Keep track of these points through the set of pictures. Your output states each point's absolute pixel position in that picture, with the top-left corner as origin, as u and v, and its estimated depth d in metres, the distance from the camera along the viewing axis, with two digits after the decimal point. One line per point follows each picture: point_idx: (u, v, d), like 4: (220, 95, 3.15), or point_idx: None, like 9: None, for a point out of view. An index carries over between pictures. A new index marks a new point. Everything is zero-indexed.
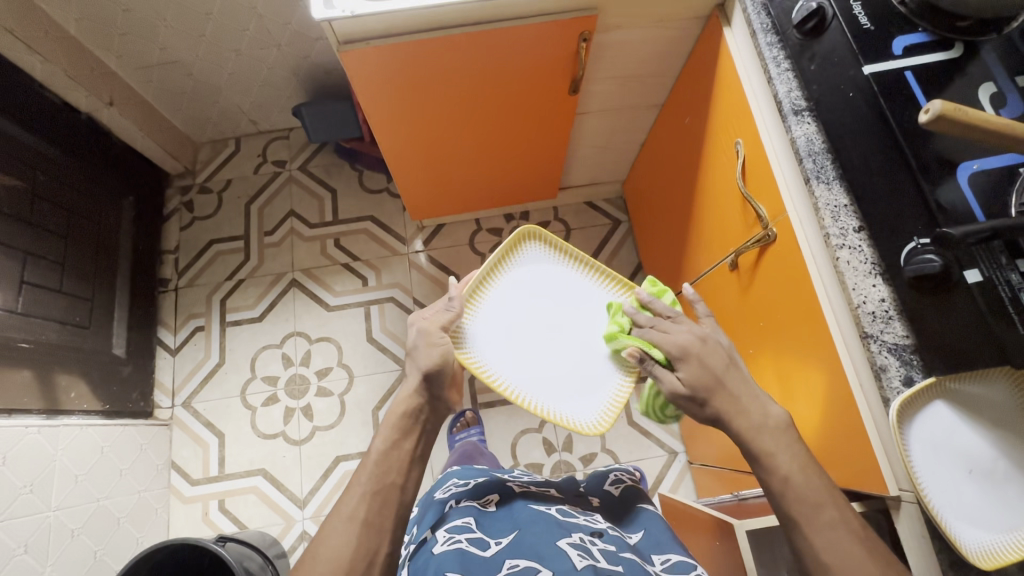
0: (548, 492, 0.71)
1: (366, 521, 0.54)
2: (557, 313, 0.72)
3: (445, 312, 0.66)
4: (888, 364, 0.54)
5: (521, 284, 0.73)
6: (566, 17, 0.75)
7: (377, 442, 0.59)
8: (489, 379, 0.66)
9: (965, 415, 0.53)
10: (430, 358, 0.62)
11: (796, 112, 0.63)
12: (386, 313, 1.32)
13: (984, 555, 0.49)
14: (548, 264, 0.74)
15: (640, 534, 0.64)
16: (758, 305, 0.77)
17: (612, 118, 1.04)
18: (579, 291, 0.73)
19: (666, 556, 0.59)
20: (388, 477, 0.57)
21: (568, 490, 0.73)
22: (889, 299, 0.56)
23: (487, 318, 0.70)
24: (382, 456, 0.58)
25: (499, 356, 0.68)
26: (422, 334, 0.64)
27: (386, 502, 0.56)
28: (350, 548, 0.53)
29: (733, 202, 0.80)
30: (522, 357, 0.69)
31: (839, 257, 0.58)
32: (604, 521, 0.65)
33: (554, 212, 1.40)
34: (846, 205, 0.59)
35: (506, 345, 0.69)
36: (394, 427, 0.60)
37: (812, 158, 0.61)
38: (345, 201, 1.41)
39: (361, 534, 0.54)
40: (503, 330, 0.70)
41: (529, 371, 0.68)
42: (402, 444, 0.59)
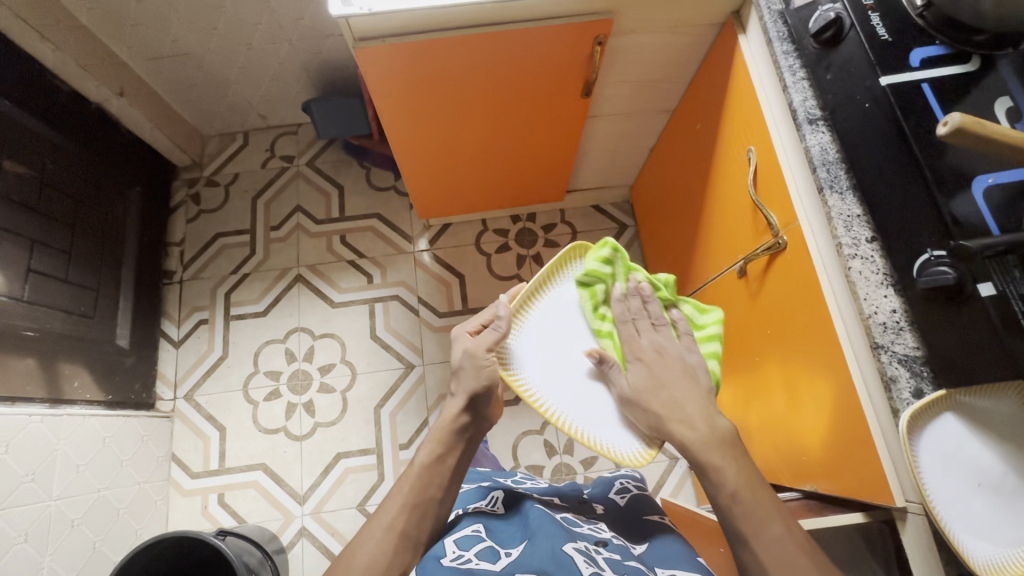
0: (552, 500, 0.71)
1: (402, 531, 0.59)
2: None
3: (494, 331, 0.64)
4: (898, 375, 0.55)
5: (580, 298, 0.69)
6: (583, 20, 0.75)
7: (422, 455, 0.64)
8: (530, 397, 0.65)
9: (972, 428, 0.53)
10: (476, 380, 0.64)
11: (811, 121, 0.63)
12: (391, 312, 1.32)
13: (989, 567, 0.50)
14: None
15: (646, 545, 0.63)
16: (766, 312, 0.77)
17: (622, 122, 1.05)
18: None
19: (672, 572, 0.57)
20: (430, 490, 0.63)
21: (573, 498, 0.73)
22: (900, 310, 0.56)
23: (536, 332, 0.67)
24: (425, 469, 0.63)
25: (543, 373, 0.66)
26: (468, 356, 0.64)
27: (423, 515, 0.61)
28: (385, 556, 0.58)
29: (743, 209, 0.80)
30: (565, 379, 0.66)
31: (851, 266, 0.58)
32: (609, 531, 0.65)
33: (561, 215, 1.40)
34: (858, 216, 0.60)
35: (553, 362, 0.67)
36: (438, 442, 0.65)
37: (826, 168, 0.61)
38: (352, 197, 1.42)
39: (398, 544, 0.59)
40: (544, 348, 0.67)
41: (574, 395, 0.66)
42: (445, 459, 0.65)
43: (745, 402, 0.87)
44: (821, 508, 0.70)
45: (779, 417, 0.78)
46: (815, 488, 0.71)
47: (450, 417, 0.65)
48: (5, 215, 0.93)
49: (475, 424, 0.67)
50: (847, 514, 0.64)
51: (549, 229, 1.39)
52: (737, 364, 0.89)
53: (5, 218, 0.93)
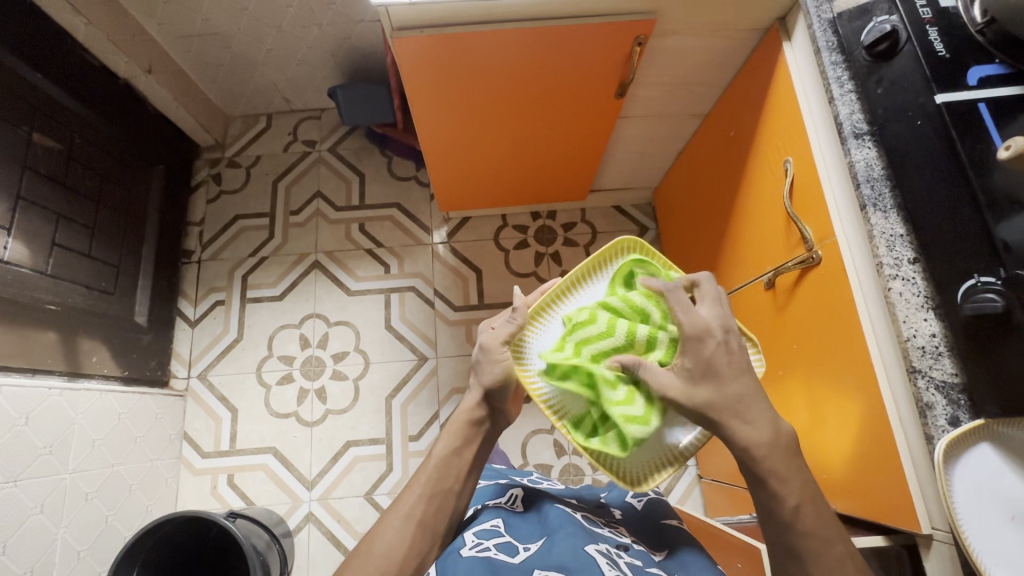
0: (569, 500, 0.71)
1: (421, 521, 0.59)
2: None
3: (510, 324, 0.61)
4: (934, 402, 0.54)
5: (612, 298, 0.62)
6: (623, 19, 0.74)
7: (439, 448, 0.63)
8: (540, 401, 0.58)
9: (1008, 459, 0.52)
10: (491, 375, 0.63)
11: (857, 136, 0.62)
12: (407, 302, 1.32)
13: None
14: None
15: (666, 551, 0.63)
16: (792, 326, 0.76)
17: (652, 124, 1.03)
18: None
19: None
20: (447, 481, 0.62)
21: (590, 502, 0.73)
22: (939, 335, 0.55)
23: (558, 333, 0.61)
24: (443, 461, 0.62)
25: None
26: (482, 351, 0.63)
27: (442, 506, 0.61)
28: (403, 544, 0.57)
29: (776, 221, 0.79)
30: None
31: (892, 287, 0.57)
32: (628, 536, 0.64)
33: (581, 214, 1.39)
34: (902, 236, 0.58)
35: None
36: (457, 435, 0.64)
37: (870, 184, 0.60)
38: (372, 185, 1.41)
39: (417, 533, 0.58)
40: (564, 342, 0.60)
41: None
42: (463, 452, 0.63)
43: None
44: None
45: (800, 432, 0.77)
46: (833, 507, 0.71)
47: (467, 411, 0.64)
48: (33, 188, 0.93)
49: (491, 419, 0.65)
50: (868, 537, 0.64)
51: (568, 227, 1.38)
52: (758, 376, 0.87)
53: (31, 191, 0.92)
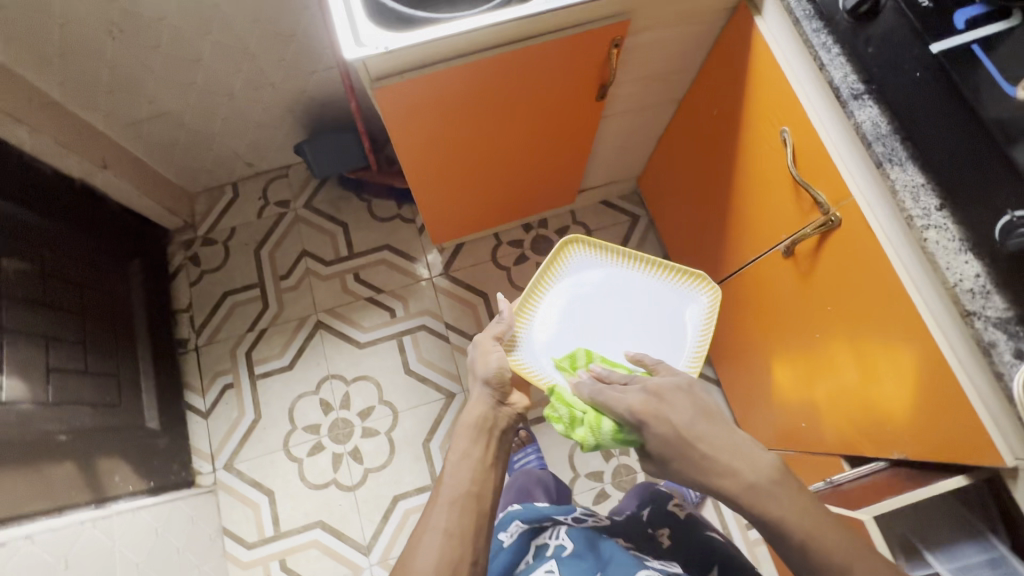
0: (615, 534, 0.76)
1: (448, 530, 0.61)
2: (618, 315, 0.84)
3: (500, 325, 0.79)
4: (996, 339, 0.55)
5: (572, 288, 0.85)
6: (597, 26, 0.73)
7: (452, 453, 0.68)
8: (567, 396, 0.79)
9: None
10: (485, 366, 0.74)
11: (855, 97, 0.64)
12: (420, 343, 1.29)
13: None
14: (594, 266, 0.86)
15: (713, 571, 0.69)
16: (822, 289, 0.77)
17: (632, 118, 1.03)
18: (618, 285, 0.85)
19: None
20: (464, 486, 0.65)
21: (635, 530, 0.77)
22: (983, 274, 0.56)
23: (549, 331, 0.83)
24: (456, 465, 0.67)
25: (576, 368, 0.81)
26: (477, 348, 0.76)
27: (465, 510, 0.63)
28: (436, 555, 0.59)
29: (783, 189, 0.80)
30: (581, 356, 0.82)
31: (927, 237, 0.58)
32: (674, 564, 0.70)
33: (572, 216, 1.38)
34: (923, 185, 0.60)
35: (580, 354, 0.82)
36: (466, 436, 0.69)
37: (881, 141, 0.62)
38: (357, 233, 1.38)
39: (446, 541, 0.60)
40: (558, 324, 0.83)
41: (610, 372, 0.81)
42: (472, 453, 0.68)
43: (807, 378, 0.87)
44: (919, 476, 0.69)
45: (850, 389, 0.78)
46: (904, 456, 0.71)
47: (472, 409, 0.71)
48: (16, 318, 0.87)
49: (495, 413, 0.71)
50: (951, 480, 0.65)
51: (562, 232, 1.37)
52: (793, 342, 0.88)
53: (16, 321, 0.87)
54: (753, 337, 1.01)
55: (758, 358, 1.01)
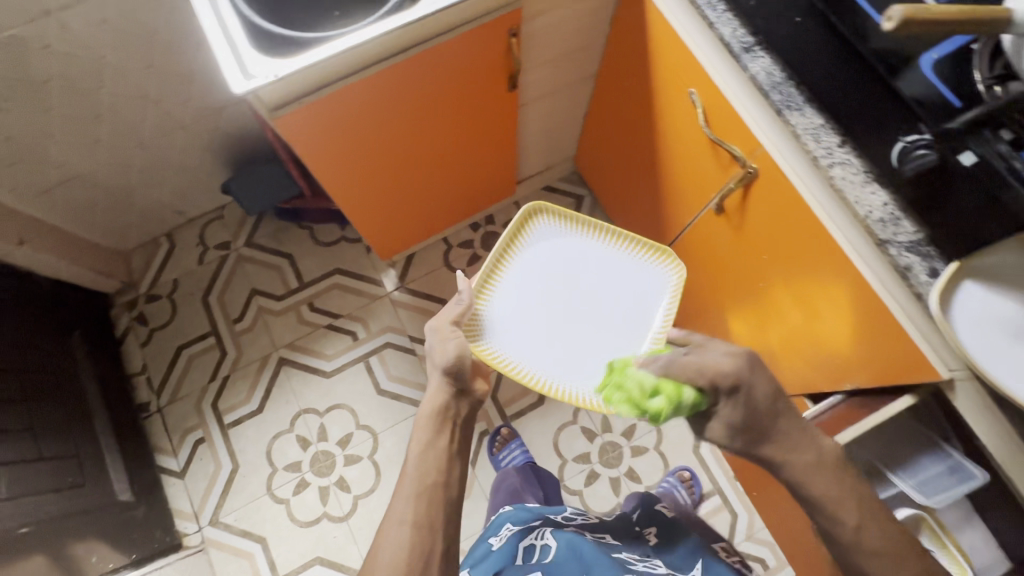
0: (605, 538, 0.84)
1: (415, 522, 0.60)
2: (578, 292, 0.84)
3: (459, 307, 0.77)
4: (911, 262, 0.57)
5: (531, 264, 0.84)
6: (489, 19, 0.73)
7: (414, 445, 0.67)
8: (525, 377, 0.79)
9: (993, 287, 0.54)
10: (443, 353, 0.70)
11: (747, 50, 0.65)
12: (388, 360, 1.28)
13: None
14: (552, 240, 0.86)
15: (697, 564, 0.78)
16: (755, 238, 0.79)
17: (551, 102, 1.03)
18: (576, 258, 0.85)
19: None
20: (430, 478, 0.64)
21: (625, 533, 0.85)
22: (890, 202, 0.59)
23: (509, 309, 0.82)
24: (421, 457, 0.65)
25: (535, 347, 0.81)
26: (433, 330, 0.74)
27: (431, 501, 0.62)
28: (405, 550, 0.58)
29: (701, 148, 0.81)
30: (539, 338, 0.81)
31: (834, 175, 0.60)
32: (660, 563, 0.78)
33: (517, 207, 1.38)
34: (822, 126, 0.62)
35: (541, 333, 0.82)
36: (428, 427, 0.68)
37: (777, 90, 0.63)
38: (305, 262, 1.35)
39: (414, 533, 0.60)
40: (518, 302, 0.82)
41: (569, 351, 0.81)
42: (437, 443, 0.67)
43: (759, 327, 0.89)
44: (872, 401, 0.72)
45: (798, 330, 0.80)
46: (856, 384, 0.73)
47: (432, 399, 0.69)
48: None
49: (457, 402, 0.70)
50: (898, 400, 0.67)
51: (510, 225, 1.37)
52: (740, 294, 0.90)
53: None
54: (705, 295, 1.03)
55: (713, 315, 1.03)
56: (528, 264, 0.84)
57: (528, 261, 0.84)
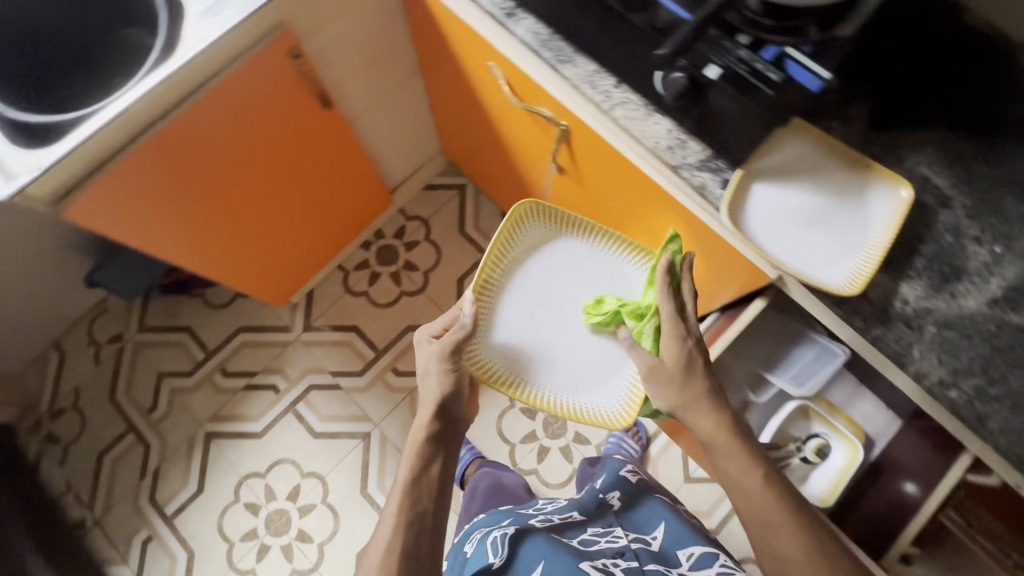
0: (572, 518, 0.80)
1: (402, 550, 0.59)
2: (571, 310, 0.80)
3: (461, 332, 0.70)
4: (705, 180, 0.57)
5: (522, 275, 0.80)
6: (261, 49, 0.71)
7: (403, 472, 0.64)
8: (523, 395, 0.76)
9: (777, 183, 0.57)
10: (440, 385, 0.68)
11: (510, 14, 0.64)
12: (316, 402, 1.26)
13: (851, 283, 0.54)
14: (541, 246, 0.81)
15: (660, 528, 0.77)
16: (596, 190, 0.80)
17: (385, 107, 1.02)
18: (568, 270, 0.81)
19: (689, 550, 0.74)
20: (420, 503, 0.62)
21: (591, 506, 0.82)
22: (674, 127, 0.58)
23: (505, 324, 0.78)
24: (411, 484, 0.63)
25: (530, 365, 0.78)
26: (434, 359, 0.69)
27: (420, 529, 0.61)
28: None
29: (522, 116, 0.81)
30: (534, 357, 0.78)
31: (618, 116, 0.60)
32: (623, 534, 0.76)
33: (403, 214, 1.37)
34: (597, 70, 0.61)
35: (536, 351, 0.78)
36: (417, 455, 0.66)
37: (547, 46, 0.63)
38: (206, 330, 1.31)
39: (400, 563, 0.58)
40: (516, 315, 0.79)
41: (564, 376, 0.78)
42: (429, 468, 0.65)
43: None
44: (735, 313, 0.75)
45: None
46: (722, 301, 0.75)
47: (423, 426, 0.67)
48: None
49: (452, 427, 0.68)
50: (753, 306, 0.70)
51: (401, 234, 1.36)
52: None
53: None
54: None
55: None
56: (520, 274, 0.80)
57: (522, 269, 0.79)
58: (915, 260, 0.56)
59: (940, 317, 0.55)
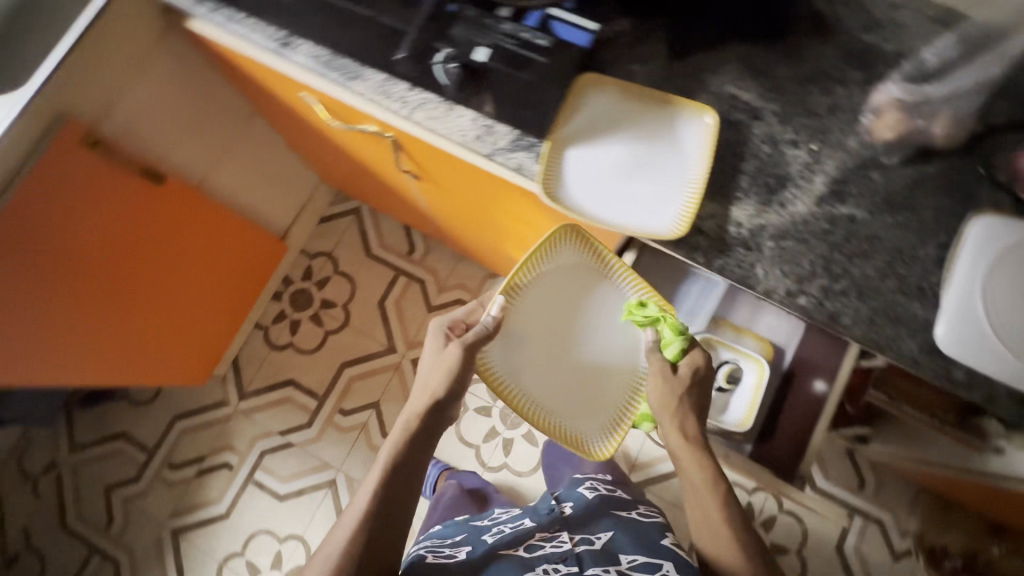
0: (527, 531, 0.75)
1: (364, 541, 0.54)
2: (589, 345, 0.67)
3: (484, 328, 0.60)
4: (520, 160, 0.55)
5: (553, 285, 0.66)
6: (50, 145, 0.69)
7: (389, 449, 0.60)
8: (523, 408, 0.64)
9: (589, 144, 0.56)
10: (436, 372, 0.61)
11: (286, 43, 0.60)
12: (272, 466, 1.23)
13: (679, 224, 0.54)
14: (580, 262, 0.67)
15: (608, 534, 0.72)
16: (451, 188, 0.78)
17: (232, 161, 0.99)
18: (600, 302, 0.67)
19: (633, 555, 0.67)
20: (399, 488, 0.58)
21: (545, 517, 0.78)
22: (477, 116, 0.57)
23: (523, 328, 0.65)
24: (398, 470, 0.58)
25: (533, 380, 0.65)
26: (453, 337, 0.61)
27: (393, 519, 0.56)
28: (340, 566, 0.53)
29: (357, 137, 0.79)
30: (539, 375, 0.65)
31: (420, 119, 0.58)
32: (569, 541, 0.71)
33: (306, 254, 1.34)
34: (387, 78, 0.58)
35: (544, 370, 0.66)
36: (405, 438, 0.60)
37: (331, 66, 0.59)
38: (141, 430, 1.26)
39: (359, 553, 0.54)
40: (539, 323, 0.66)
41: (562, 402, 0.66)
42: (417, 456, 0.59)
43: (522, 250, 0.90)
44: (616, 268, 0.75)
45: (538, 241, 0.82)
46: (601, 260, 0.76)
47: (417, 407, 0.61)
48: None
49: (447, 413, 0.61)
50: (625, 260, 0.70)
51: (310, 274, 1.33)
52: (492, 231, 0.91)
53: None
54: (482, 241, 1.03)
55: (500, 254, 1.04)
56: (549, 284, 0.66)
57: (552, 279, 0.66)
58: (740, 180, 0.56)
59: (775, 230, 0.55)
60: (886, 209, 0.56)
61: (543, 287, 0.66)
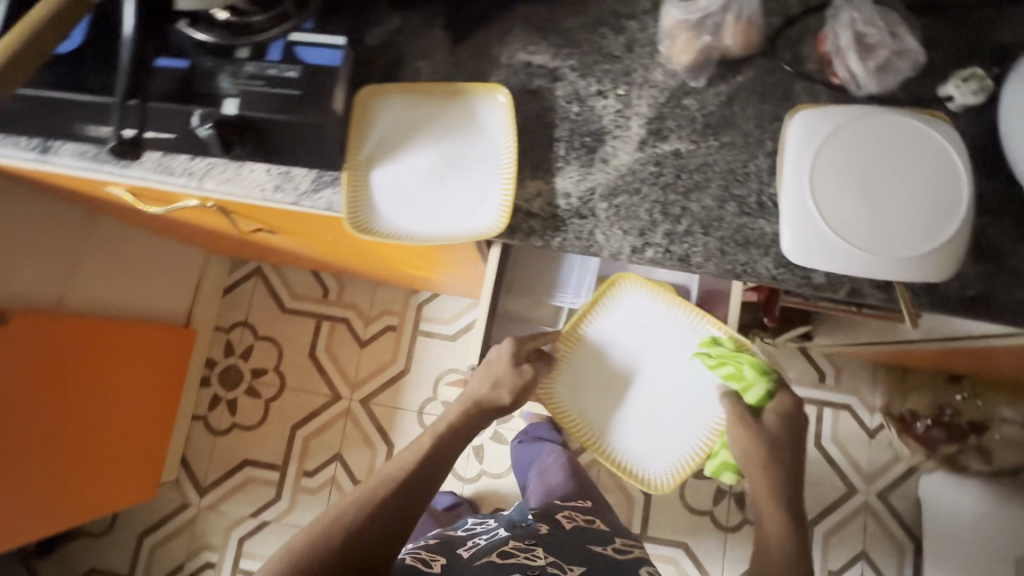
0: (504, 539, 0.75)
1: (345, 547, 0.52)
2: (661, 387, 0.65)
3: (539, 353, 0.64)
4: (327, 198, 0.52)
5: (612, 331, 0.66)
6: None
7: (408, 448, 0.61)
8: (584, 436, 0.65)
9: (389, 162, 0.53)
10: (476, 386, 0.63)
11: (45, 147, 0.54)
12: (254, 550, 1.19)
13: (500, 217, 0.52)
14: (641, 306, 0.65)
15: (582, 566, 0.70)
16: (305, 234, 0.73)
17: (87, 273, 0.95)
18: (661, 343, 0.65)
19: None
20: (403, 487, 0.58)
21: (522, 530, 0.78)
22: (267, 166, 0.53)
23: (589, 364, 0.66)
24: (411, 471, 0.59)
25: (598, 413, 0.65)
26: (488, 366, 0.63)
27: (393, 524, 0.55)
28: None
29: (190, 211, 0.73)
30: (604, 409, 0.65)
31: (210, 187, 0.53)
32: (544, 558, 0.70)
33: (221, 330, 1.28)
34: (164, 154, 0.54)
35: (610, 404, 0.66)
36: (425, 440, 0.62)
37: (99, 159, 0.54)
38: (111, 560, 1.21)
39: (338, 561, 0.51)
40: (606, 364, 0.66)
41: (634, 435, 0.65)
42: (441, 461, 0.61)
43: (410, 268, 0.86)
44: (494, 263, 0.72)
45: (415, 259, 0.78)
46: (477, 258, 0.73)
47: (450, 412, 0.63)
48: None
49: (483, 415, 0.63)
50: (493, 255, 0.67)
51: (231, 349, 1.27)
52: (374, 259, 0.86)
53: None
54: (377, 267, 0.99)
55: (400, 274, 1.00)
56: (610, 328, 0.66)
57: (613, 325, 0.66)
58: (557, 148, 0.53)
59: (604, 189, 0.53)
60: (708, 133, 0.53)
61: (605, 331, 0.66)
